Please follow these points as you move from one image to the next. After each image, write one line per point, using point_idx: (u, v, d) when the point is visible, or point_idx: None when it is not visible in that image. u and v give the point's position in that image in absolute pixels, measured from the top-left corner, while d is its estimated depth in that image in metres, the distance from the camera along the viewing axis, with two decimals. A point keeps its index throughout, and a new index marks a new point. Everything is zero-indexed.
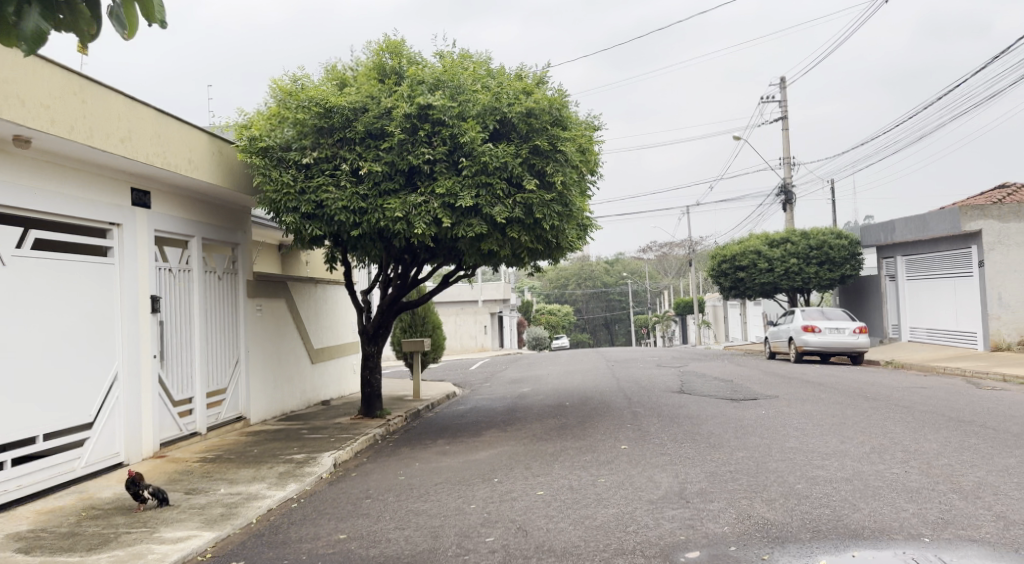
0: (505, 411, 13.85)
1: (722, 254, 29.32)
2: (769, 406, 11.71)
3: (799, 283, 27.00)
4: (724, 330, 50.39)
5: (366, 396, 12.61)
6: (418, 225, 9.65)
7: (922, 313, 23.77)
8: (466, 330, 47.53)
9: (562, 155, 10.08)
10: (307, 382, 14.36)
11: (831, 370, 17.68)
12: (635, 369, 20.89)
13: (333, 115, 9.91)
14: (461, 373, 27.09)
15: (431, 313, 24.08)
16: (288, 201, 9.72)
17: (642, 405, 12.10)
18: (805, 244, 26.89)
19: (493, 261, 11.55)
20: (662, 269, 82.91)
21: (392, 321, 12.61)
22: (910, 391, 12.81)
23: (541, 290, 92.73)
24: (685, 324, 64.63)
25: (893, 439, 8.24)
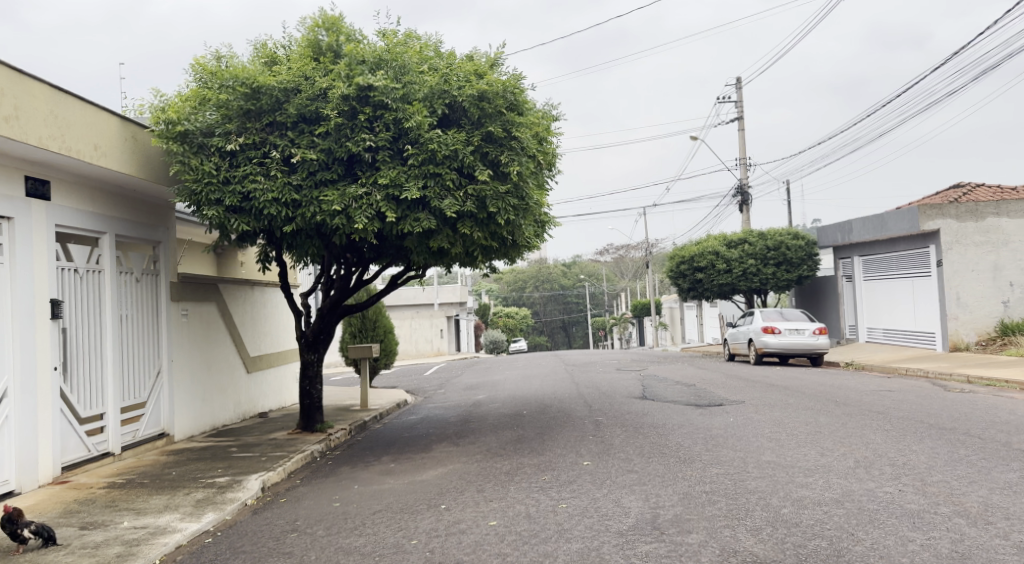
0: (457, 421, 12.87)
1: (680, 255, 28.65)
2: (739, 413, 10.89)
3: (756, 284, 26.35)
4: (682, 332, 49.96)
5: (304, 409, 11.62)
6: (359, 219, 8.71)
7: (880, 313, 23.24)
8: (421, 334, 46.30)
9: (517, 142, 9.17)
10: (238, 392, 13.32)
11: (795, 373, 17.03)
12: (592, 373, 19.98)
13: (262, 97, 8.91)
14: (414, 379, 25.98)
15: (382, 318, 23.01)
16: (211, 193, 8.77)
17: (603, 414, 11.23)
18: (762, 244, 26.27)
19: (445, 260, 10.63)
20: (620, 271, 82.61)
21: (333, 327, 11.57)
22: (881, 395, 12.02)
23: (498, 293, 91.77)
24: (642, 326, 64.20)
25: (878, 449, 7.41)
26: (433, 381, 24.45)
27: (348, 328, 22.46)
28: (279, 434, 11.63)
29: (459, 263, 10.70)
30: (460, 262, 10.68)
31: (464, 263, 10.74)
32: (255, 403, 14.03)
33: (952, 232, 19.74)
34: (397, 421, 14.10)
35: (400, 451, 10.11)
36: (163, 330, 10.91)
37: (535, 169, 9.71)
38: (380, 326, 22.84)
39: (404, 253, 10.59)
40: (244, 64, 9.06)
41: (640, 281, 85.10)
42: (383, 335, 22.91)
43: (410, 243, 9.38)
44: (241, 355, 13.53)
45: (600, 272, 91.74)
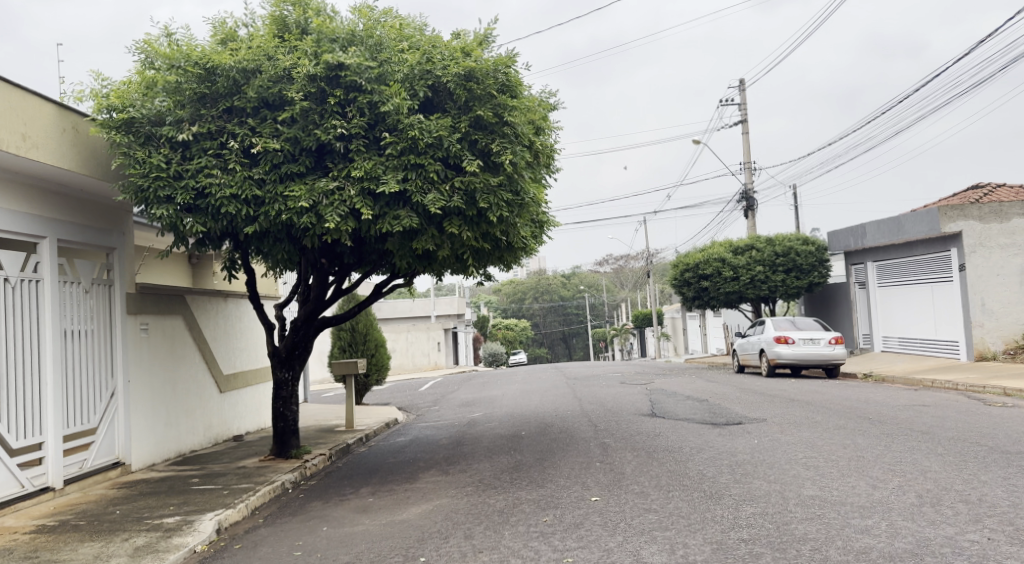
0: (448, 444, 11.68)
1: (684, 262, 27.49)
2: (763, 433, 9.73)
3: (765, 292, 25.11)
4: (685, 342, 48.74)
5: (278, 433, 10.46)
6: (330, 217, 7.61)
7: (897, 321, 22.10)
8: (417, 347, 45.03)
9: (510, 129, 8.07)
10: (207, 413, 12.17)
11: (814, 386, 15.86)
12: (596, 388, 18.81)
13: (217, 79, 7.82)
14: (408, 395, 24.76)
15: (374, 331, 21.87)
16: (160, 189, 7.64)
17: (609, 436, 10.05)
18: (771, 251, 25.12)
19: (431, 265, 9.52)
20: (619, 281, 81.48)
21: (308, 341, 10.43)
22: (918, 411, 10.89)
23: (497, 305, 90.53)
24: (643, 337, 62.95)
25: (940, 480, 6.30)
26: (427, 397, 23.23)
27: (337, 342, 21.27)
28: (250, 461, 10.46)
29: (449, 267, 9.60)
30: (449, 266, 9.58)
31: (454, 267, 9.65)
32: (228, 426, 12.87)
33: (975, 235, 18.66)
34: (384, 443, 12.94)
35: (383, 481, 8.95)
36: (117, 347, 9.77)
37: (531, 159, 8.62)
38: (371, 339, 21.69)
39: (386, 257, 9.51)
40: (197, 43, 7.97)
41: (640, 292, 83.88)
42: (374, 348, 21.77)
43: (390, 244, 8.29)
44: (212, 373, 12.39)
45: (600, 282, 90.57)
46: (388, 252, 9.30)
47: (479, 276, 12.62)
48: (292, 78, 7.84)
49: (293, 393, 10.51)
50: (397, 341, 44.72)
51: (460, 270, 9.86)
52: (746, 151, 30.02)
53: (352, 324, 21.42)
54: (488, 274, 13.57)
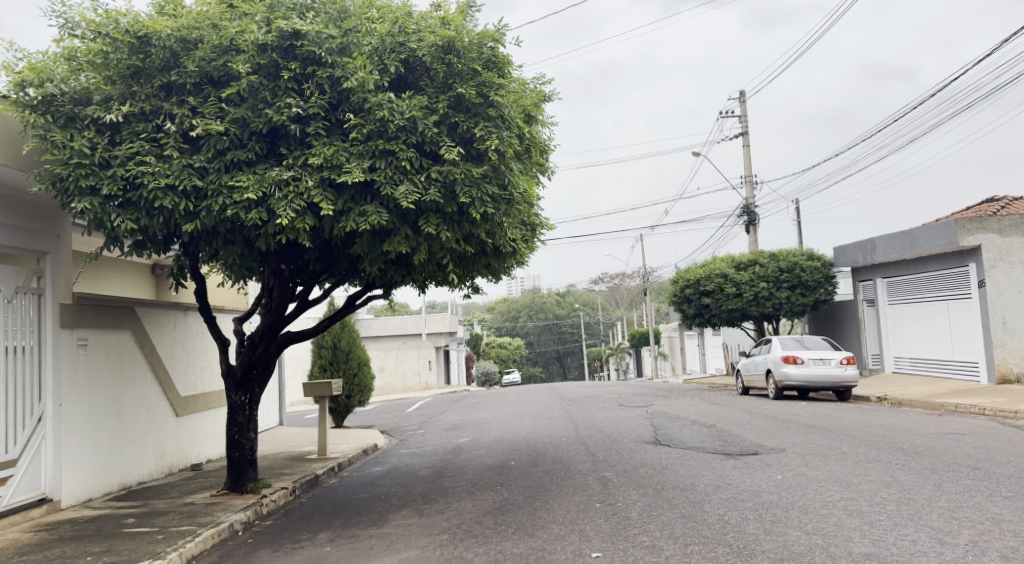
0: (428, 475, 10.43)
1: (685, 278, 26.34)
2: (785, 467, 8.51)
3: (770, 309, 23.98)
4: (683, 362, 47.53)
5: (232, 464, 9.24)
6: (284, 211, 6.47)
7: (909, 341, 20.96)
8: (408, 366, 43.62)
9: (496, 111, 6.96)
10: (159, 440, 10.94)
11: (829, 410, 14.66)
12: (592, 410, 17.57)
13: (153, 49, 6.70)
14: (393, 417, 23.42)
15: (357, 349, 20.63)
16: (82, 177, 6.48)
17: (609, 469, 8.82)
18: (775, 266, 24.00)
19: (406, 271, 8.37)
20: (615, 299, 80.39)
21: (269, 358, 9.26)
22: (954, 440, 9.71)
23: (491, 324, 89.22)
24: (640, 356, 61.74)
25: (1021, 534, 5.10)
26: (414, 420, 21.91)
27: (317, 360, 20.17)
28: (201, 495, 9.21)
29: (429, 274, 8.46)
30: (429, 273, 8.44)
31: (435, 273, 8.51)
32: (184, 454, 11.62)
33: (995, 249, 17.56)
34: (358, 473, 11.67)
35: (347, 523, 7.70)
36: (47, 366, 8.55)
37: (521, 149, 7.53)
38: (354, 357, 20.44)
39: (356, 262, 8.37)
40: (131, 9, 6.86)
41: (636, 310, 82.70)
42: (358, 367, 20.49)
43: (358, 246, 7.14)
44: (166, 394, 11.17)
45: (595, 300, 89.39)
46: (357, 257, 8.14)
47: (466, 285, 11.49)
48: (240, 50, 6.75)
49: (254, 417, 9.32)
50: (387, 360, 43.34)
51: (439, 277, 8.71)
52: (748, 164, 28.95)
53: (333, 341, 20.23)
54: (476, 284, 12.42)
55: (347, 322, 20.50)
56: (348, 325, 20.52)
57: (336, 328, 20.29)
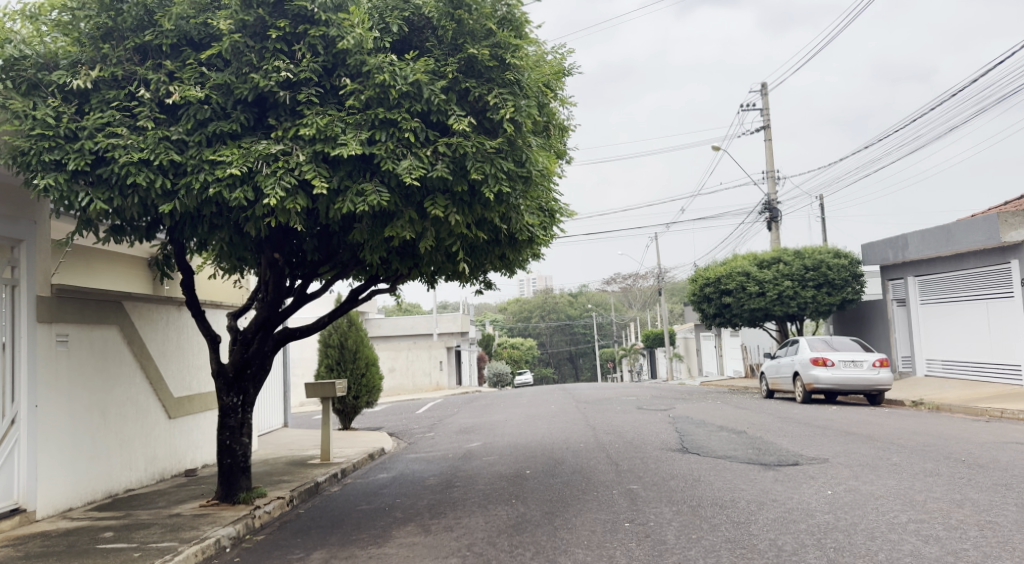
0: (438, 483, 9.63)
1: (704, 277, 25.40)
2: (832, 480, 7.67)
3: (794, 309, 23.04)
4: (699, 363, 46.61)
5: (224, 473, 8.46)
6: (272, 189, 5.73)
7: (941, 342, 20.01)
8: (419, 366, 42.84)
9: (512, 77, 6.25)
10: (149, 444, 10.19)
11: (864, 416, 13.78)
12: (610, 414, 16.73)
13: (125, 7, 6.00)
14: (403, 419, 22.66)
15: (365, 348, 19.88)
16: (42, 150, 5.71)
17: (637, 481, 7.99)
18: (800, 264, 23.07)
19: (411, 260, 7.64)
20: (629, 300, 79.48)
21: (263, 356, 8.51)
22: (1014, 450, 8.85)
23: (503, 324, 88.43)
24: (654, 357, 60.83)
25: None
26: (423, 422, 21.15)
27: (324, 359, 19.46)
28: (189, 506, 8.45)
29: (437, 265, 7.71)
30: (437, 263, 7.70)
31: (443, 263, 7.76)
32: (178, 459, 10.87)
33: None
34: (363, 480, 10.84)
35: (346, 541, 6.91)
36: (22, 363, 7.80)
37: (539, 124, 6.81)
38: (362, 357, 19.69)
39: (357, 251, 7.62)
40: None
41: (650, 311, 81.70)
42: (365, 367, 19.73)
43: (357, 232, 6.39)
44: (158, 396, 10.42)
45: (608, 301, 88.46)
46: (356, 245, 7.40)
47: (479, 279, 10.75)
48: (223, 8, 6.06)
49: (249, 422, 8.55)
50: (397, 360, 42.59)
51: (447, 267, 7.97)
52: (769, 159, 28.04)
53: (340, 340, 19.48)
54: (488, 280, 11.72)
55: (355, 320, 19.76)
56: (355, 323, 19.77)
57: (343, 327, 19.54)
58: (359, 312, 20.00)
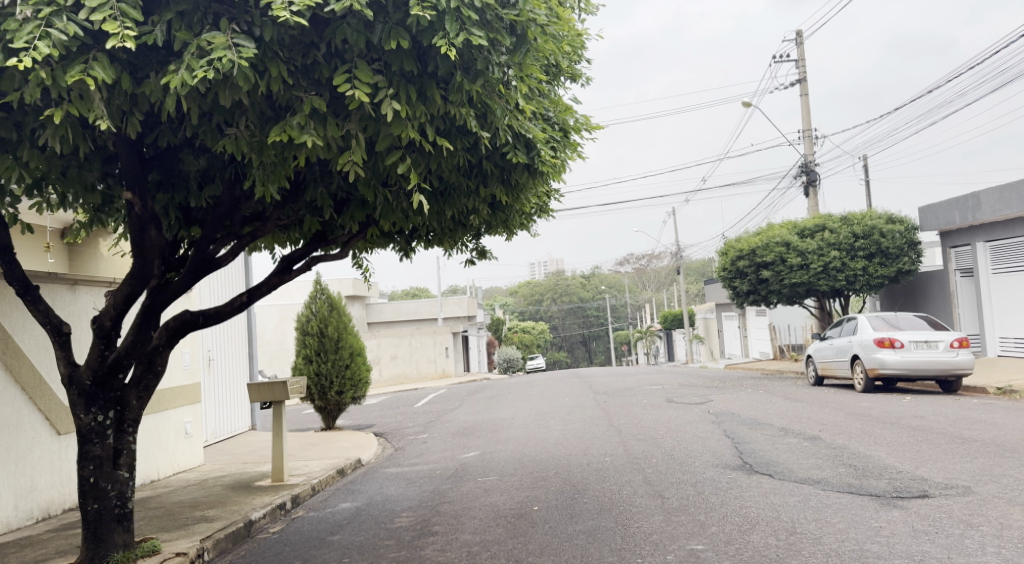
0: (412, 522, 6.91)
1: (736, 250, 22.40)
2: (1011, 534, 4.90)
3: (842, 283, 20.26)
4: (721, 345, 43.87)
5: (90, 525, 5.67)
6: (33, 49, 3.78)
7: (1017, 317, 17.17)
8: (423, 353, 40.16)
9: None
10: (25, 473, 7.50)
11: (960, 411, 11.01)
12: (635, 409, 13.99)
13: None
14: (398, 415, 20.02)
15: (352, 336, 17.28)
16: None
17: (701, 535, 5.26)
18: (848, 232, 20.30)
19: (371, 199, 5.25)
20: (643, 281, 76.75)
21: (136, 343, 5.85)
22: None
23: (513, 308, 85.77)
24: (671, 340, 58.09)
25: None
26: (419, 419, 18.52)
27: (302, 350, 16.82)
28: None
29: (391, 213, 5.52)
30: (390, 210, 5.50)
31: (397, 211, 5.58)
32: (72, 486, 8.17)
33: None
34: (318, 514, 8.07)
35: None
36: None
37: None
38: (346, 346, 17.01)
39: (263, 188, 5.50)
40: None
41: (666, 291, 78.84)
42: (350, 358, 17.06)
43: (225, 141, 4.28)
44: (36, 405, 7.72)
45: (622, 282, 85.63)
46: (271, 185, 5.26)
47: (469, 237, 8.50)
48: None
49: (127, 450, 5.85)
50: (400, 347, 39.88)
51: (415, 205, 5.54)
52: (806, 117, 25.16)
53: (320, 327, 16.81)
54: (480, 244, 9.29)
55: (336, 305, 17.11)
56: (338, 308, 17.13)
57: (324, 312, 16.89)
58: (342, 295, 17.33)
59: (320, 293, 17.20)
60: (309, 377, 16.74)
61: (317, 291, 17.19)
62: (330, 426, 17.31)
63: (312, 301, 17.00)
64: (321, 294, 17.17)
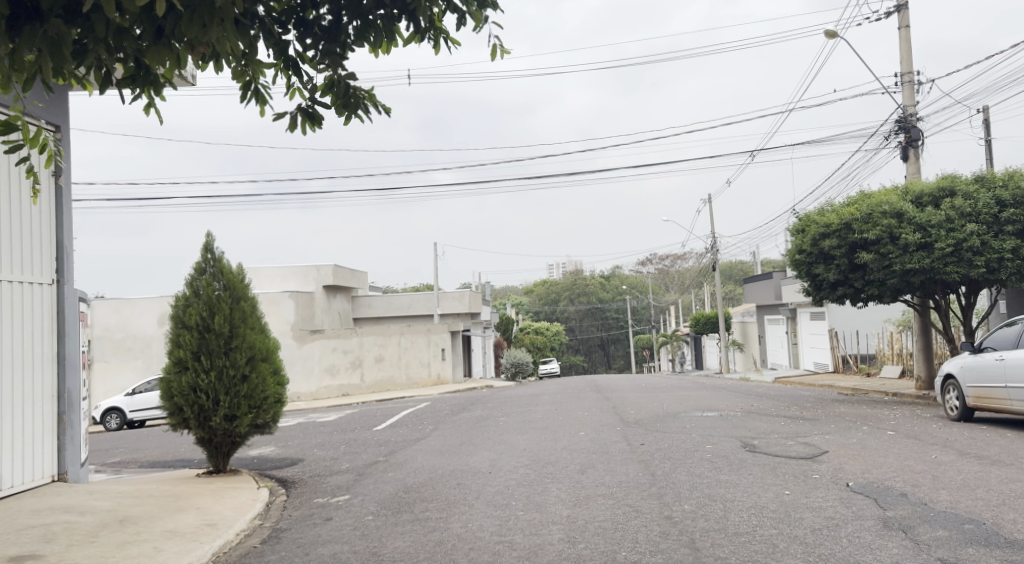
0: None
1: (817, 225, 16.09)
2: None
3: (981, 270, 13.99)
4: (763, 353, 37.59)
5: None
6: None
7: None
8: (414, 355, 34.40)
9: None
10: None
11: None
12: (699, 471, 7.92)
13: None
14: (340, 449, 14.05)
15: (258, 332, 11.59)
16: None
17: None
18: (990, 197, 14.02)
19: None
20: (666, 281, 70.95)
21: None
22: None
23: (528, 308, 80.05)
24: (700, 346, 51.86)
25: None
26: (361, 457, 12.52)
27: (173, 351, 11.17)
28: None
29: None
30: None
31: None
32: None
33: None
34: None
35: None
36: None
37: None
38: (242, 348, 11.29)
39: None
40: None
41: (691, 293, 72.45)
42: (249, 368, 11.37)
43: None
44: None
45: (643, 282, 79.13)
46: None
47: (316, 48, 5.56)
48: None
49: None
50: (387, 348, 33.63)
51: None
52: (907, 54, 18.76)
53: (203, 318, 11.20)
54: (319, 95, 5.96)
55: (233, 284, 11.51)
56: (235, 290, 11.55)
57: (211, 295, 11.31)
58: (245, 270, 11.75)
59: (211, 267, 11.57)
60: (181, 394, 11.08)
61: (204, 265, 11.53)
62: (219, 466, 11.66)
63: (195, 279, 11.40)
64: (210, 268, 11.54)
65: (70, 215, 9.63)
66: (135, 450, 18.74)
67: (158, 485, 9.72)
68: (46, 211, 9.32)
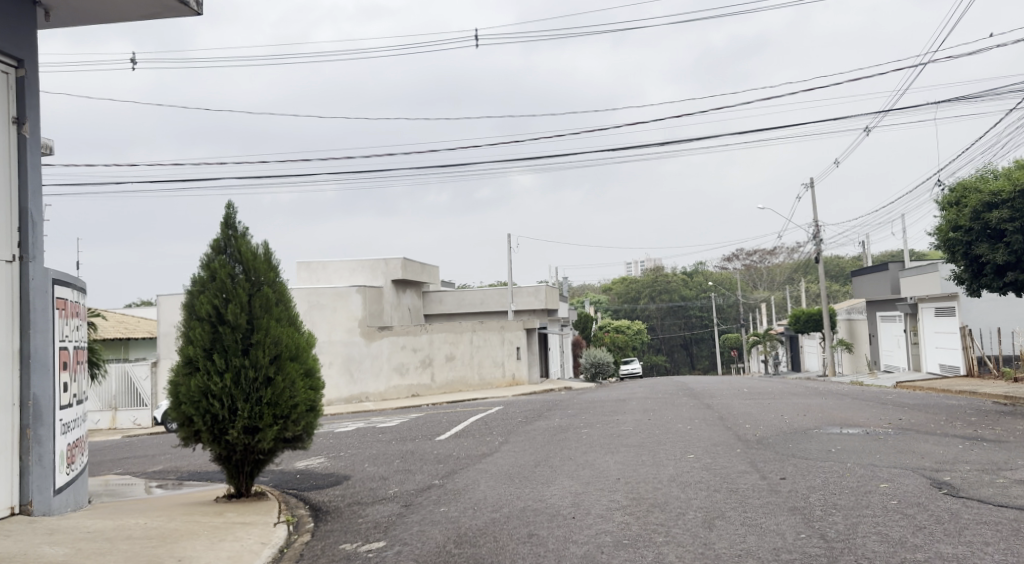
0: None
1: (980, 195, 12.94)
2: None
3: None
4: (875, 354, 33.86)
5: None
6: None
7: None
8: (488, 353, 32.23)
9: None
10: None
11: None
12: (898, 532, 5.17)
13: None
14: (392, 466, 11.78)
15: (286, 325, 9.42)
16: None
17: None
18: None
19: None
20: (755, 278, 67.53)
21: None
22: None
23: (607, 305, 77.18)
24: (797, 347, 48.08)
25: None
26: (412, 480, 10.17)
27: (184, 349, 9.06)
28: None
29: None
30: None
31: None
32: None
33: None
34: None
35: None
36: None
37: None
38: (265, 346, 9.11)
39: None
40: None
41: (783, 290, 67.99)
42: (275, 370, 9.17)
43: None
44: None
45: (729, 278, 75.20)
46: None
47: None
48: None
49: None
50: (460, 347, 31.53)
51: None
52: None
53: (220, 308, 9.09)
54: None
55: (257, 266, 9.39)
56: (259, 274, 9.42)
57: (231, 280, 9.18)
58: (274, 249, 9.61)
59: (232, 246, 9.45)
60: (190, 402, 8.93)
61: (223, 243, 9.43)
62: (240, 490, 9.45)
63: (212, 261, 9.30)
64: (230, 248, 9.42)
65: (37, 177, 7.57)
66: (181, 457, 16.98)
67: (150, 520, 7.54)
68: (3, 165, 7.24)
